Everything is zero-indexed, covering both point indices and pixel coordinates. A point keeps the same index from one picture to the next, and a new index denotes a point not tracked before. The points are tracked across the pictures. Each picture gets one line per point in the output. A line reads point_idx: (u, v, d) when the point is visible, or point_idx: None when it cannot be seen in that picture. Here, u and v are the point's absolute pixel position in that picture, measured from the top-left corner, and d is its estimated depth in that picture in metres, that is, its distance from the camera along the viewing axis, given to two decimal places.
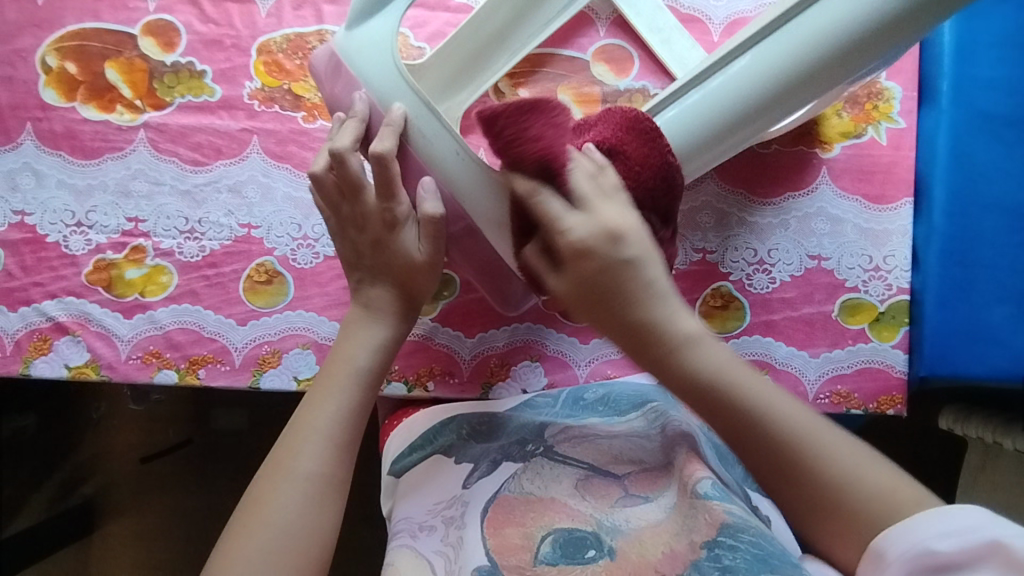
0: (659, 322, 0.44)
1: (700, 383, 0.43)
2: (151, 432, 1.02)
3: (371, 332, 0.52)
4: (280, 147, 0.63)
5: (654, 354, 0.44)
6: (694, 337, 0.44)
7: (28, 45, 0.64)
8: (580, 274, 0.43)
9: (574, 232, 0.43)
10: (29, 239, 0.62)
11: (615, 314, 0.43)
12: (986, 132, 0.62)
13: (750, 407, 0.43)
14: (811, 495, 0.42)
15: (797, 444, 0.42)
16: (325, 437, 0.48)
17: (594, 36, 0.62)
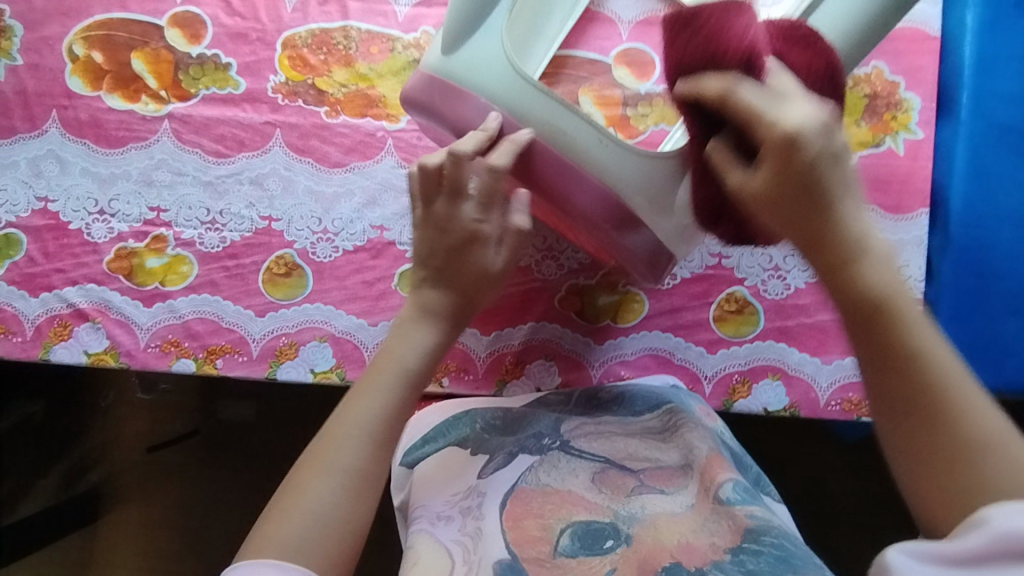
0: (854, 238, 0.40)
1: (879, 298, 0.39)
2: (159, 421, 1.02)
3: (417, 331, 0.52)
4: (303, 142, 0.64)
5: (829, 250, 0.40)
6: (869, 247, 0.40)
7: (56, 33, 0.64)
8: (774, 161, 0.40)
9: (784, 117, 0.40)
10: (51, 226, 0.63)
11: (805, 207, 0.40)
12: (1003, 145, 0.63)
13: (911, 339, 0.38)
14: (949, 440, 0.36)
15: (949, 392, 0.37)
16: (365, 435, 0.47)
17: (616, 39, 0.64)
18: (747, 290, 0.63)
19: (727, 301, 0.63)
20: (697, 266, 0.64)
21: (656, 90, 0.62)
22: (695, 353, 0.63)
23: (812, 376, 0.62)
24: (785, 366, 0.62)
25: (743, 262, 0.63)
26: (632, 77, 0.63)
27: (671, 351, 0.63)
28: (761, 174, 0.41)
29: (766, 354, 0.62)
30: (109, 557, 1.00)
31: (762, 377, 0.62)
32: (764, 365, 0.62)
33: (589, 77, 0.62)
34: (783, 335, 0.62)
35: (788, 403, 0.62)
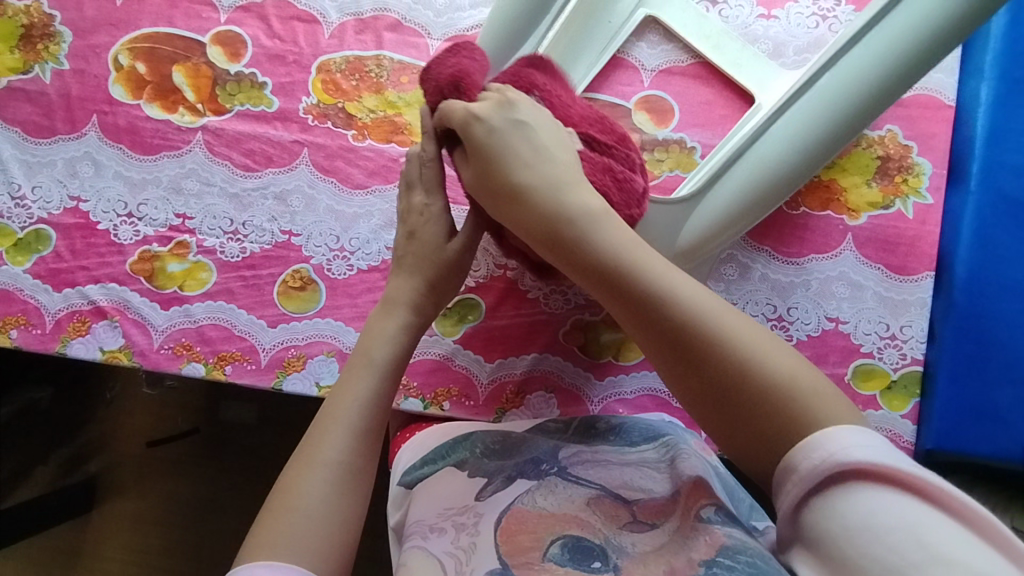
0: (568, 211, 0.47)
1: (601, 265, 0.45)
2: (162, 418, 1.04)
3: (395, 327, 0.55)
4: (328, 162, 0.66)
5: (564, 240, 0.47)
6: (596, 215, 0.46)
7: (103, 42, 0.67)
8: (492, 172, 0.50)
9: (484, 121, 0.50)
10: (81, 225, 0.65)
11: (533, 210, 0.48)
12: (1011, 218, 0.64)
13: (644, 288, 0.44)
14: (707, 373, 0.42)
15: (691, 326, 0.42)
16: (346, 426, 0.50)
17: (638, 86, 0.65)
18: None
19: None
20: None
21: (673, 137, 0.64)
22: None
23: None
24: None
25: (748, 311, 0.64)
26: (651, 124, 0.64)
27: (670, 393, 0.64)
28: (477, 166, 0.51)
29: None
30: (99, 549, 1.00)
31: None
32: None
33: (610, 121, 0.64)
34: None
35: None
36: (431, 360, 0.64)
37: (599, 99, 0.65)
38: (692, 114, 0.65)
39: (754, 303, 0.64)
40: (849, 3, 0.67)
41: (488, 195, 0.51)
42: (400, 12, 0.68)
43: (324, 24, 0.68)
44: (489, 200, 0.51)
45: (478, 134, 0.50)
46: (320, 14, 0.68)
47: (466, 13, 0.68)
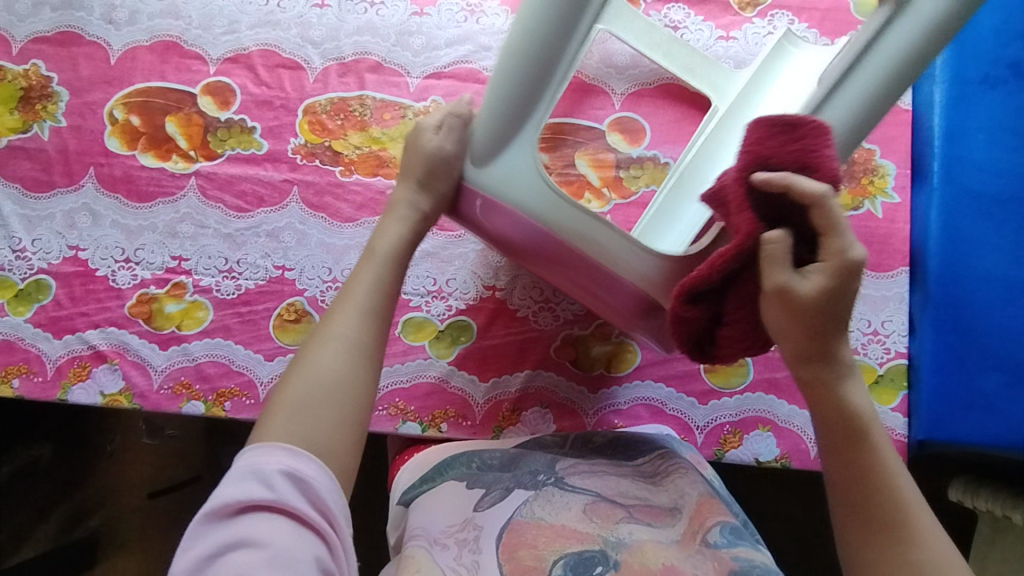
0: (834, 362, 0.47)
1: (852, 417, 0.47)
2: (161, 468, 1.03)
3: (380, 267, 0.56)
4: (318, 198, 0.69)
5: (824, 374, 0.47)
6: (852, 370, 0.48)
7: (99, 99, 0.71)
8: (823, 282, 0.44)
9: (851, 252, 0.43)
10: (80, 273, 0.67)
11: (808, 334, 0.46)
12: (977, 210, 0.66)
13: (877, 455, 0.47)
14: (896, 556, 0.44)
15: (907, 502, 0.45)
16: (359, 305, 0.53)
17: (610, 109, 0.69)
18: None
19: None
20: None
21: (647, 155, 0.67)
22: (686, 403, 0.65)
23: (801, 428, 0.64)
24: (775, 418, 0.64)
25: None
26: (624, 143, 0.68)
27: (663, 401, 0.65)
28: (818, 278, 0.44)
29: (756, 406, 0.64)
30: None
31: (753, 428, 0.64)
32: (753, 417, 0.64)
33: (584, 142, 0.67)
34: (771, 387, 0.65)
35: (778, 454, 0.63)
36: (427, 383, 0.65)
37: (576, 123, 0.68)
38: (662, 132, 0.68)
39: None
40: (803, 21, 0.71)
41: (782, 301, 0.44)
42: (380, 54, 0.71)
43: (309, 69, 0.71)
44: (781, 304, 0.44)
45: (826, 268, 0.44)
46: (305, 61, 0.71)
47: (442, 51, 0.72)
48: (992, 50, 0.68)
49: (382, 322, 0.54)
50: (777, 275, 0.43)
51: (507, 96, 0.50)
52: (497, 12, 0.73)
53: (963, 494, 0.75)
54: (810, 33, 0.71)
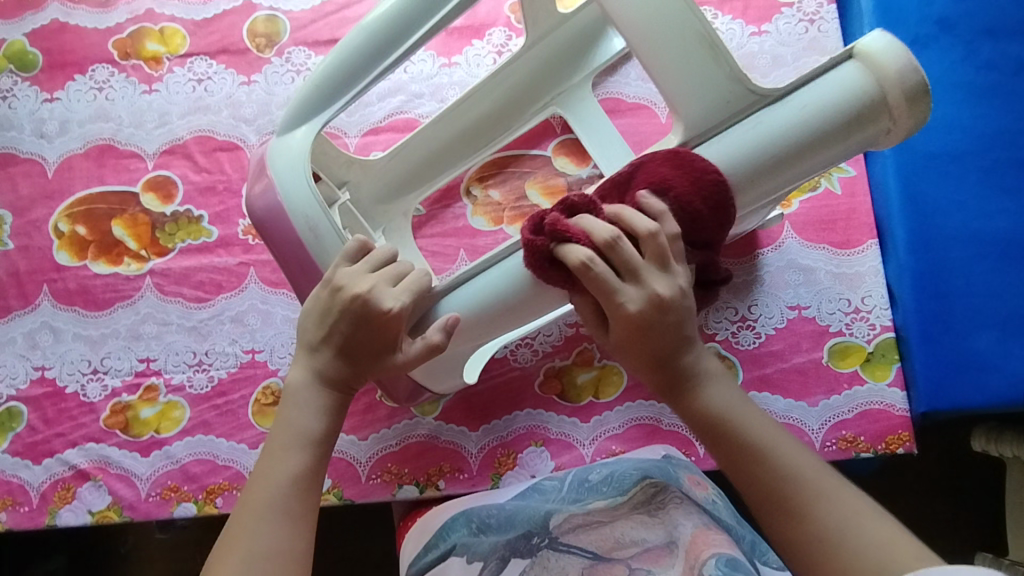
0: (692, 366, 0.45)
1: (712, 421, 0.44)
2: (177, 563, 0.94)
3: (297, 458, 0.47)
4: (276, 275, 0.68)
5: (676, 373, 0.45)
6: (707, 374, 0.45)
7: (42, 214, 0.70)
8: (643, 318, 0.43)
9: (661, 290, 0.43)
10: (49, 392, 0.66)
11: (652, 356, 0.44)
12: (934, 170, 0.64)
13: (742, 437, 0.43)
14: (819, 530, 0.40)
15: (790, 481, 0.42)
16: (278, 510, 0.45)
17: (553, 134, 0.69)
18: (720, 345, 0.64)
19: None
20: (553, 333, 0.66)
21: (596, 172, 0.68)
22: (682, 416, 0.63)
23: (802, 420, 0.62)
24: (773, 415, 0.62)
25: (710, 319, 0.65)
26: (572, 165, 0.68)
27: (657, 418, 0.63)
28: (643, 297, 0.43)
29: None
30: None
31: None
32: None
33: (533, 171, 0.69)
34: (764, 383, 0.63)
35: None
36: (417, 442, 0.64)
37: (521, 154, 0.69)
38: None
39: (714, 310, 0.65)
40: (727, 13, 0.71)
41: (625, 322, 0.43)
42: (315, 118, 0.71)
43: (246, 148, 0.71)
44: (626, 323, 0.43)
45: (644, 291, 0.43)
46: (241, 140, 0.71)
47: (375, 106, 0.71)
48: (918, 8, 0.67)
49: (306, 517, 0.46)
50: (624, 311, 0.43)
51: (524, 295, 0.50)
52: (423, 58, 0.72)
53: (987, 444, 0.73)
54: (737, 24, 0.70)
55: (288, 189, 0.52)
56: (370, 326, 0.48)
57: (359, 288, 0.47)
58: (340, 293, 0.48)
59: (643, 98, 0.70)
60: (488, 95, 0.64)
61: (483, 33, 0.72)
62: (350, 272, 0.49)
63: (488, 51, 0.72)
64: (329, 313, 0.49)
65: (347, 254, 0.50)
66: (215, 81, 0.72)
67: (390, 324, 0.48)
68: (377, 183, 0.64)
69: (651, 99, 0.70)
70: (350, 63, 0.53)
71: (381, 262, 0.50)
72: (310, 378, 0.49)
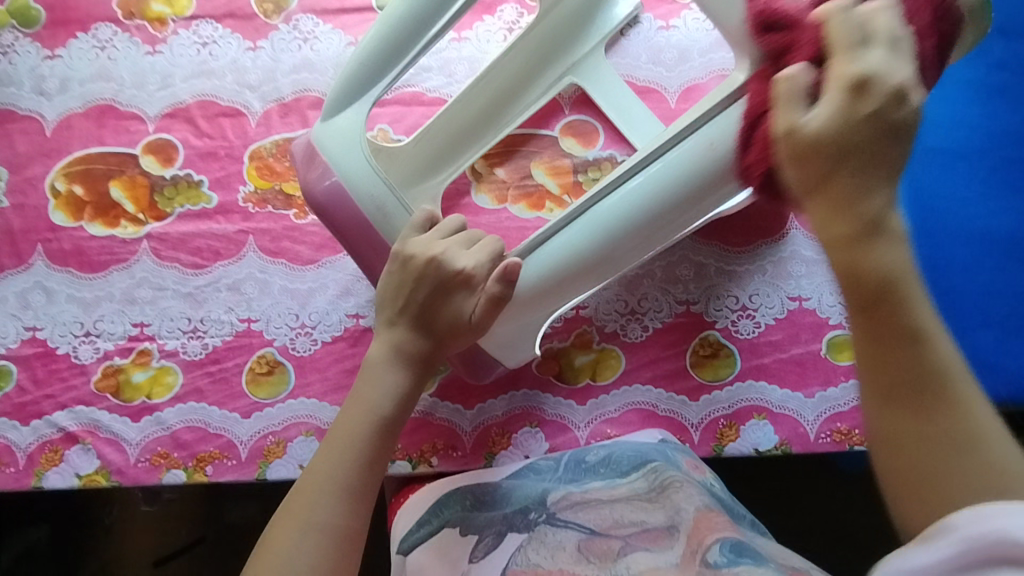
0: (875, 218, 0.38)
1: (884, 285, 0.38)
2: (164, 533, 0.93)
3: (369, 433, 0.49)
4: (275, 244, 0.67)
5: (861, 263, 0.38)
6: (890, 228, 0.38)
7: (39, 172, 0.69)
8: (836, 138, 0.38)
9: (848, 76, 0.39)
10: (40, 353, 0.65)
11: (848, 194, 0.38)
12: (941, 165, 0.64)
13: (907, 310, 0.38)
14: (940, 435, 0.37)
15: (948, 372, 0.38)
16: (342, 485, 0.47)
17: (561, 115, 0.69)
18: (720, 333, 0.64)
19: (701, 346, 0.64)
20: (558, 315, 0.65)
21: (603, 155, 0.67)
22: (678, 402, 0.63)
23: (797, 411, 0.62)
24: (769, 404, 0.62)
25: (711, 306, 0.65)
26: (579, 146, 0.68)
27: (654, 403, 0.63)
28: (826, 110, 0.39)
29: (748, 395, 0.63)
30: None
31: (748, 419, 0.62)
32: (748, 406, 0.62)
33: (539, 151, 0.68)
34: (761, 373, 0.63)
35: (777, 441, 0.62)
36: (411, 418, 0.63)
37: (529, 133, 0.68)
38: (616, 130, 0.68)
39: (715, 297, 0.65)
40: None
41: (787, 142, 0.40)
42: (321, 89, 0.70)
43: (249, 115, 0.70)
44: (790, 157, 0.40)
45: (827, 106, 0.39)
46: (244, 106, 0.70)
47: None
48: None
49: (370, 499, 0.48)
50: (829, 109, 0.39)
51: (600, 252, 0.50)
52: None
53: None
54: None
55: (348, 169, 0.53)
56: (446, 290, 0.51)
57: (433, 252, 0.50)
58: (412, 262, 0.50)
59: (653, 82, 0.69)
60: (506, 66, 0.63)
61: (495, 9, 0.71)
62: (419, 242, 0.51)
63: (499, 27, 0.71)
64: (405, 284, 0.51)
65: (416, 225, 0.52)
66: (220, 45, 0.71)
67: (465, 285, 0.50)
68: (406, 165, 0.61)
69: (661, 83, 0.69)
70: (394, 32, 0.53)
71: (452, 232, 0.52)
72: (388, 353, 0.51)
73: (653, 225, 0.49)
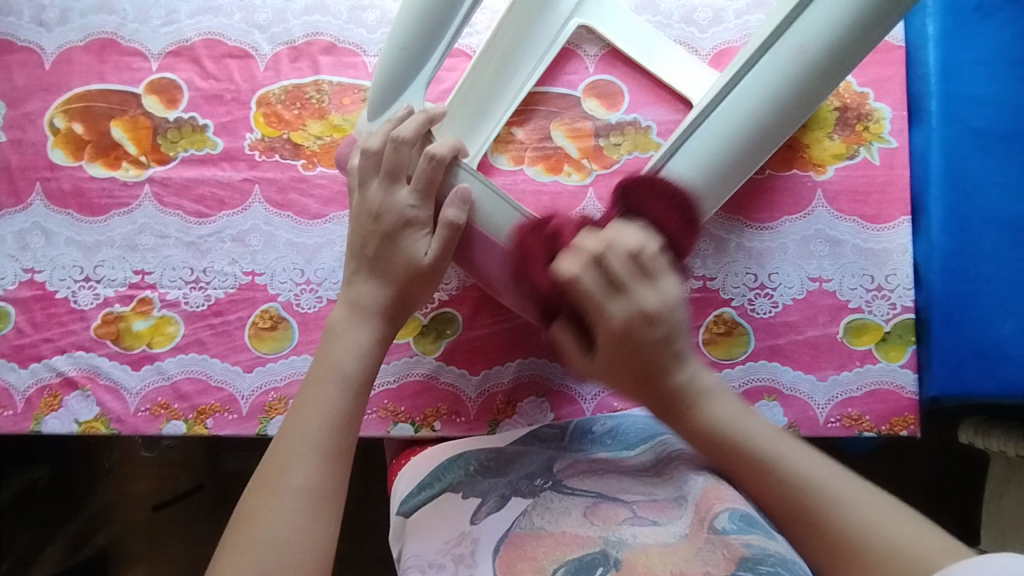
0: (682, 384, 0.51)
1: (718, 441, 0.50)
2: (161, 480, 0.94)
3: (339, 395, 0.50)
4: (281, 196, 0.64)
5: (677, 415, 0.51)
6: (710, 392, 0.51)
7: (37, 108, 0.66)
8: (626, 345, 0.50)
9: (619, 322, 0.49)
10: (39, 296, 0.63)
11: (669, 391, 0.51)
12: (979, 147, 0.62)
13: (756, 445, 0.49)
14: (832, 545, 0.45)
15: (812, 490, 0.47)
16: (313, 447, 0.47)
17: (583, 72, 0.66)
18: (735, 311, 0.62)
19: (716, 323, 0.62)
20: None
21: (627, 119, 0.64)
22: None
23: (809, 394, 0.61)
24: (781, 386, 0.61)
25: (728, 283, 0.63)
26: (602, 108, 0.65)
27: None
28: (609, 346, 0.50)
29: (759, 375, 0.61)
30: None
31: (758, 399, 0.61)
32: (759, 386, 0.61)
33: (559, 112, 0.65)
34: (775, 354, 0.62)
35: (786, 423, 0.60)
36: (416, 380, 0.62)
37: (548, 91, 0.65)
38: (641, 92, 0.65)
39: (732, 274, 0.63)
40: None
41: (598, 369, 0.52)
42: (333, 33, 0.67)
43: (258, 57, 0.66)
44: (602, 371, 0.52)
45: (620, 310, 0.48)
46: (252, 48, 0.66)
47: None
48: None
49: (343, 459, 0.48)
50: (617, 337, 0.49)
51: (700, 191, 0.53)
52: None
53: (973, 436, 0.73)
54: None
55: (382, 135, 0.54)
56: (382, 238, 0.53)
57: (372, 202, 0.53)
58: (372, 213, 0.53)
59: (683, 41, 0.66)
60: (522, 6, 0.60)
61: None
62: (376, 193, 0.53)
63: None
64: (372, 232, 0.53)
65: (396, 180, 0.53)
66: None
67: (402, 232, 0.53)
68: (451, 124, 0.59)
69: (692, 44, 0.66)
70: None
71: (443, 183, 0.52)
72: (349, 310, 0.53)
73: (715, 186, 0.53)
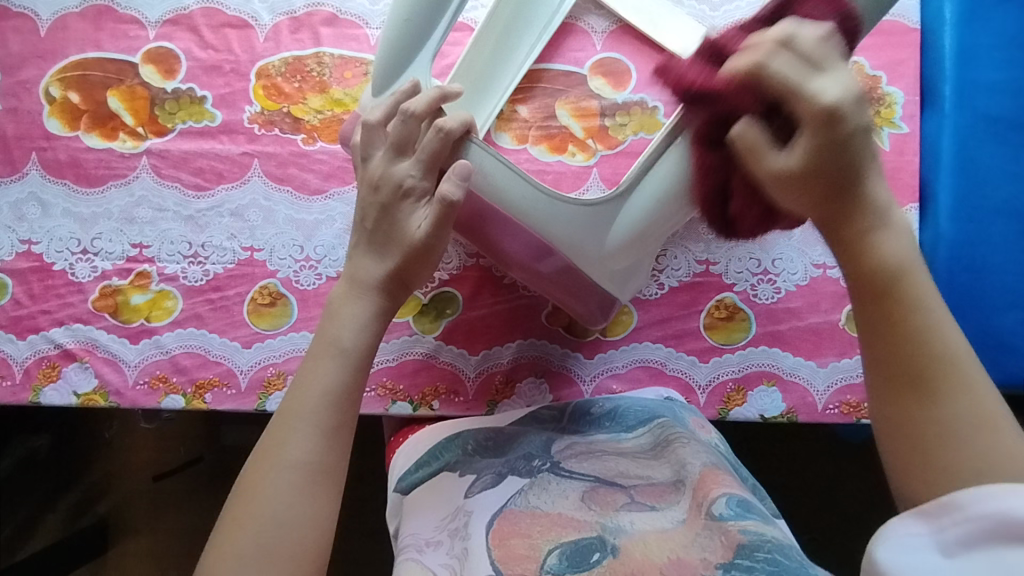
0: (872, 202, 0.38)
1: (886, 270, 0.38)
2: (161, 450, 0.94)
3: (337, 369, 0.49)
4: (281, 170, 0.64)
5: (847, 209, 0.38)
6: (890, 216, 0.38)
7: (33, 75, 0.64)
8: (817, 156, 0.36)
9: (825, 95, 0.36)
10: (36, 268, 0.63)
11: (823, 192, 0.37)
12: (991, 135, 0.61)
13: (914, 302, 0.38)
14: (930, 419, 0.36)
15: (953, 362, 0.37)
16: (312, 423, 0.47)
17: (590, 49, 0.65)
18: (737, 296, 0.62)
19: (717, 309, 0.62)
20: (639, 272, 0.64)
21: (634, 99, 0.63)
22: (687, 362, 0.61)
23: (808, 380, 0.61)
24: (781, 371, 0.61)
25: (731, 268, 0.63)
26: (608, 87, 0.64)
27: (663, 362, 0.62)
28: (800, 151, 0.37)
29: (759, 360, 0.61)
30: None
31: (757, 384, 0.61)
32: (759, 371, 0.61)
33: (565, 90, 0.64)
34: (776, 340, 0.61)
35: (785, 408, 0.60)
36: (415, 359, 0.62)
37: (555, 69, 0.64)
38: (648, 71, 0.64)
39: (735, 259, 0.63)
40: None
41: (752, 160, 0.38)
42: (334, 4, 0.65)
43: (257, 27, 0.65)
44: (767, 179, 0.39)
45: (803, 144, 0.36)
46: (252, 18, 0.65)
47: None
48: None
49: (343, 435, 0.48)
50: (810, 126, 0.36)
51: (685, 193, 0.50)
52: None
53: None
54: None
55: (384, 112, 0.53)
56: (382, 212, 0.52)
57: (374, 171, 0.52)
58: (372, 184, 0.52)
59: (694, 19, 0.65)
60: None
61: None
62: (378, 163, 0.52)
63: None
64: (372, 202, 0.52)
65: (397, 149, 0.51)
66: None
67: (398, 205, 0.51)
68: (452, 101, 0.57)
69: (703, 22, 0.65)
70: None
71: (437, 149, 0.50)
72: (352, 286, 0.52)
73: None
